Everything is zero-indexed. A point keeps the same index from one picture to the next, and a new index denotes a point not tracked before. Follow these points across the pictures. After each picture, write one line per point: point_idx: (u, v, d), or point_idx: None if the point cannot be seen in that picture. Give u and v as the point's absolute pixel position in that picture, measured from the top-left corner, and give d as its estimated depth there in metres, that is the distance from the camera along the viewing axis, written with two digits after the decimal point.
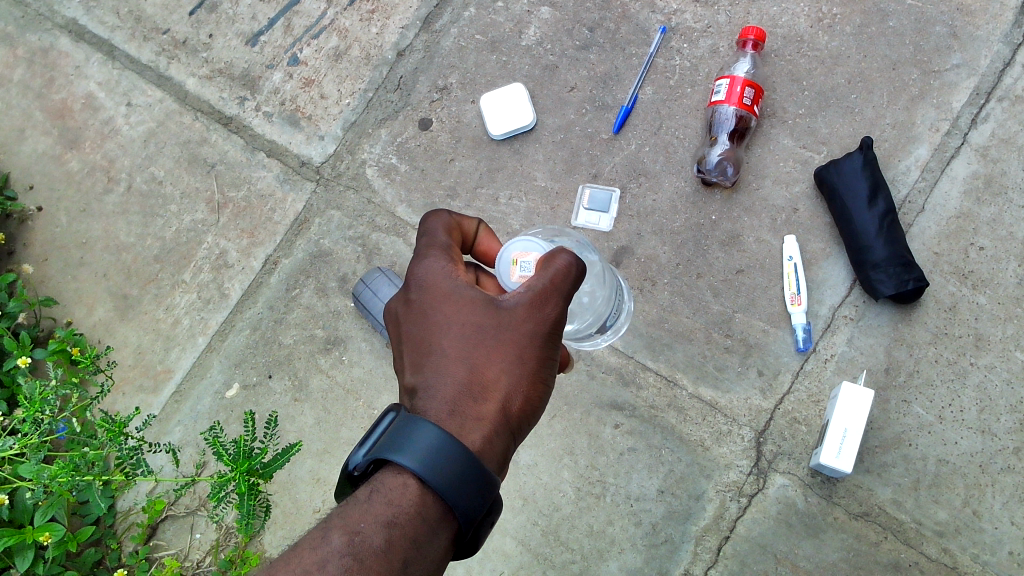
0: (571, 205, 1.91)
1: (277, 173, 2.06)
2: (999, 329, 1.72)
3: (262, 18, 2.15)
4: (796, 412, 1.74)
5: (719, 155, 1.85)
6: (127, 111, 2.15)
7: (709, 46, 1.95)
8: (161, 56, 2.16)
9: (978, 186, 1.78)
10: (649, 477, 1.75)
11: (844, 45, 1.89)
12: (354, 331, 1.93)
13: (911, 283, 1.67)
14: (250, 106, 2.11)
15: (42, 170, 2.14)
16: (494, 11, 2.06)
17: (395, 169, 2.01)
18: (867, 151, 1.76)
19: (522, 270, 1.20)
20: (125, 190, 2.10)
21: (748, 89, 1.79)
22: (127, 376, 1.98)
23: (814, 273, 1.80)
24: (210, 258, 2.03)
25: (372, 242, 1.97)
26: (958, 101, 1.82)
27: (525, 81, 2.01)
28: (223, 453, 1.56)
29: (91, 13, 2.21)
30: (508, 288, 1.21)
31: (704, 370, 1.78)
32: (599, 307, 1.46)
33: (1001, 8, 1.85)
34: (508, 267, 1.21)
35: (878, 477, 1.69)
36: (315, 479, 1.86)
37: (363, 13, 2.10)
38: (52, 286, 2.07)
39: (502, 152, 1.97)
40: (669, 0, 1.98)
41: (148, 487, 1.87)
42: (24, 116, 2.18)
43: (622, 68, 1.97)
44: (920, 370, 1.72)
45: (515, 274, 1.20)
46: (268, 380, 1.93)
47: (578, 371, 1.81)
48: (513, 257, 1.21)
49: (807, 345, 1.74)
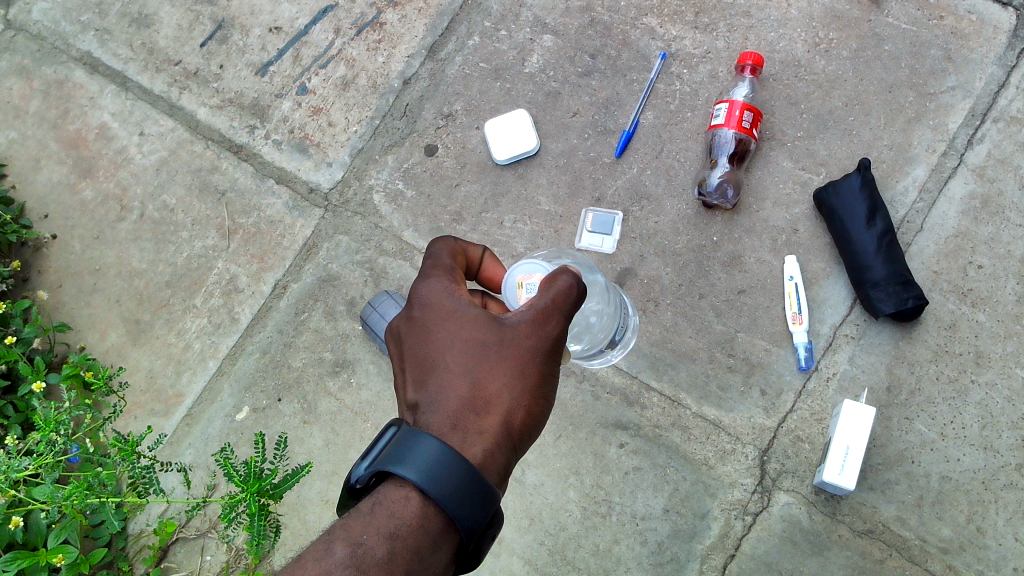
0: (574, 228, 1.94)
1: (287, 200, 2.10)
2: (1000, 346, 1.73)
3: (272, 48, 2.20)
4: (799, 430, 1.75)
5: (719, 178, 1.89)
6: (140, 140, 2.20)
7: (708, 71, 1.99)
8: (173, 87, 2.22)
9: (975, 205, 1.81)
10: (654, 497, 1.77)
11: (840, 69, 1.93)
12: (362, 354, 1.96)
13: (911, 302, 1.69)
14: (260, 134, 2.16)
15: (57, 199, 2.19)
16: (498, 40, 2.11)
17: (401, 195, 2.05)
18: (864, 172, 1.79)
19: (527, 293, 1.24)
20: (138, 218, 2.15)
21: (747, 113, 1.83)
22: (138, 400, 2.01)
23: (816, 292, 1.83)
24: (221, 283, 2.07)
25: (379, 266, 2.01)
26: (954, 122, 1.85)
27: (529, 108, 2.05)
28: (234, 474, 1.59)
29: (105, 46, 2.27)
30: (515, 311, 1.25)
31: (708, 390, 1.80)
32: (593, 331, 1.50)
33: (994, 32, 1.88)
34: (515, 291, 1.25)
35: (881, 494, 1.70)
36: (324, 500, 1.88)
37: (370, 43, 2.16)
38: (66, 312, 2.11)
39: (506, 176, 2.01)
40: (668, 27, 2.03)
41: (159, 508, 1.90)
42: (39, 146, 2.23)
43: (623, 93, 2.01)
44: (922, 388, 1.73)
45: (521, 297, 1.24)
46: (278, 403, 1.96)
47: (583, 392, 1.84)
48: (518, 282, 1.24)
49: (809, 364, 1.77)
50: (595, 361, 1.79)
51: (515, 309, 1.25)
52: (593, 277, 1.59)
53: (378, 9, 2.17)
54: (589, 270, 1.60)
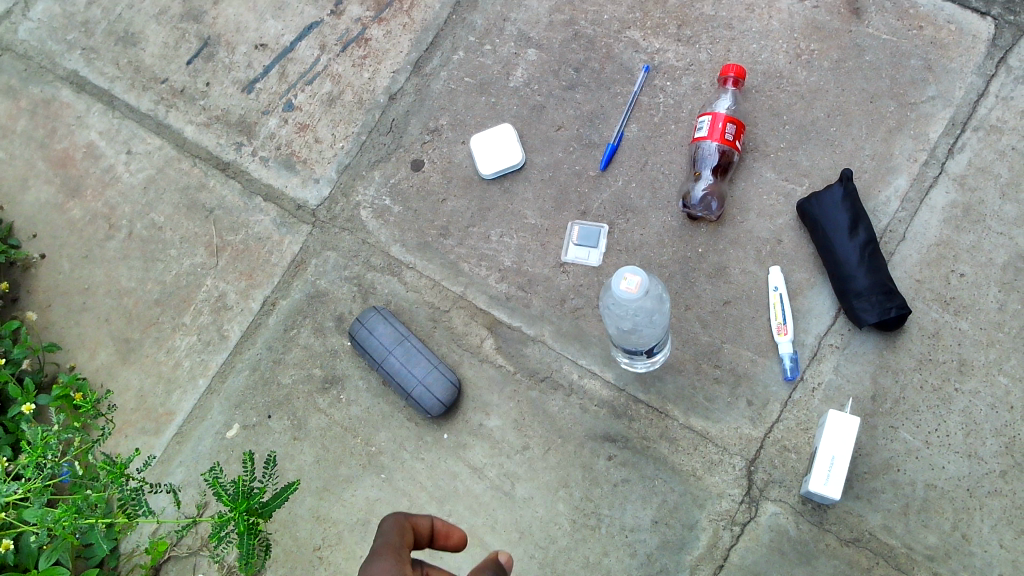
0: (560, 241, 1.96)
1: (274, 217, 2.10)
2: (983, 354, 1.75)
3: (258, 65, 2.21)
4: (786, 440, 1.76)
5: (704, 190, 1.90)
6: (127, 159, 2.20)
7: (692, 83, 2.00)
8: (159, 105, 2.23)
9: (956, 214, 1.82)
10: (643, 508, 1.78)
11: (822, 80, 1.94)
12: (351, 370, 1.97)
13: (895, 311, 1.71)
14: (247, 151, 2.16)
15: (45, 218, 2.19)
16: (483, 54, 2.12)
17: (388, 210, 2.06)
18: (846, 183, 1.80)
19: (629, 285, 1.52)
20: (126, 236, 2.15)
21: (730, 125, 1.84)
22: (129, 419, 2.02)
23: (800, 302, 1.84)
24: (209, 300, 2.08)
25: (367, 281, 2.02)
26: (935, 132, 1.87)
27: (514, 122, 2.06)
28: (223, 493, 1.59)
29: (92, 65, 2.28)
30: (618, 296, 1.53)
31: (695, 401, 1.81)
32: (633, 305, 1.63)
33: (974, 41, 1.91)
34: (620, 281, 1.54)
35: (867, 503, 1.71)
36: (315, 516, 1.88)
37: (356, 59, 2.17)
38: (55, 332, 2.11)
39: (492, 190, 2.02)
40: (651, 40, 2.04)
41: (150, 528, 1.90)
42: (27, 165, 2.24)
43: (607, 106, 2.03)
44: (906, 397, 1.75)
45: (625, 285, 1.53)
46: (267, 420, 1.96)
47: (571, 405, 1.86)
48: (623, 274, 1.53)
49: (795, 374, 1.78)
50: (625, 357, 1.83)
51: (616, 295, 1.54)
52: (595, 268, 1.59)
53: (363, 25, 2.19)
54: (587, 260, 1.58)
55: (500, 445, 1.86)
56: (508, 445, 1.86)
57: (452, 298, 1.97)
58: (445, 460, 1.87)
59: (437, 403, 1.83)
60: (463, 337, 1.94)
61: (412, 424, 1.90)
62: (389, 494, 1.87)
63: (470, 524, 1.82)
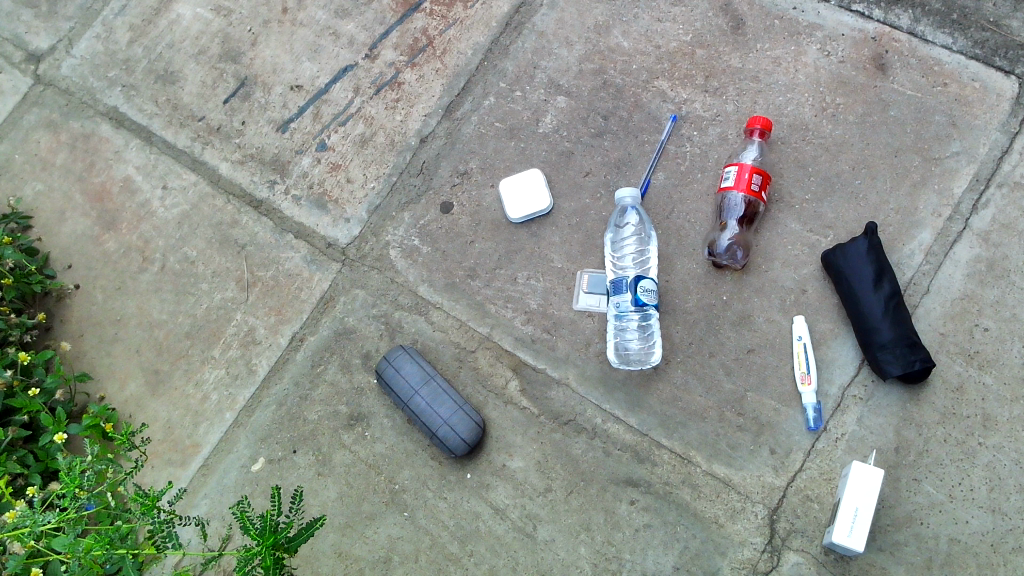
0: (569, 289, 1.99)
1: (305, 254, 2.15)
2: (1007, 409, 1.77)
3: (293, 106, 2.27)
4: (809, 490, 1.78)
5: (729, 240, 1.93)
6: (163, 194, 2.25)
7: (718, 133, 2.04)
8: (195, 142, 2.28)
9: (981, 269, 1.85)
10: (665, 554, 1.79)
11: (847, 133, 1.98)
12: (376, 408, 1.99)
13: (918, 364, 1.73)
14: (279, 189, 2.21)
15: (81, 250, 2.24)
16: (513, 100, 2.17)
17: (417, 251, 2.09)
18: (871, 236, 1.83)
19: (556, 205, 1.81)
20: (159, 269, 2.20)
21: (756, 176, 1.87)
22: (156, 450, 2.05)
23: (824, 352, 1.85)
24: (239, 334, 2.11)
25: (395, 320, 2.05)
26: (959, 187, 1.91)
27: (542, 167, 2.10)
28: (251, 527, 1.58)
29: (131, 101, 2.34)
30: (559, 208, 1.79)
31: (718, 449, 1.83)
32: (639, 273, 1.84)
33: (997, 99, 1.95)
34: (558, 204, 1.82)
35: (890, 555, 1.73)
36: (338, 553, 1.90)
37: (389, 102, 2.22)
38: (87, 362, 2.15)
39: (520, 234, 2.06)
40: (679, 90, 2.09)
41: (174, 560, 1.93)
42: (64, 198, 2.29)
43: (634, 154, 2.06)
44: (930, 450, 1.76)
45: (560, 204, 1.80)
46: (293, 454, 1.99)
47: (595, 448, 1.87)
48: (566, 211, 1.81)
49: (817, 425, 1.80)
50: (621, 363, 1.91)
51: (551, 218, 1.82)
52: (626, 221, 2.00)
53: (397, 69, 2.24)
54: (620, 211, 2.00)
55: (523, 486, 1.88)
56: (531, 487, 1.87)
57: (478, 338, 2.00)
58: (468, 500, 1.89)
59: (461, 443, 1.84)
60: (489, 378, 1.96)
61: (436, 463, 1.92)
62: (412, 532, 1.89)
63: (492, 565, 1.83)
